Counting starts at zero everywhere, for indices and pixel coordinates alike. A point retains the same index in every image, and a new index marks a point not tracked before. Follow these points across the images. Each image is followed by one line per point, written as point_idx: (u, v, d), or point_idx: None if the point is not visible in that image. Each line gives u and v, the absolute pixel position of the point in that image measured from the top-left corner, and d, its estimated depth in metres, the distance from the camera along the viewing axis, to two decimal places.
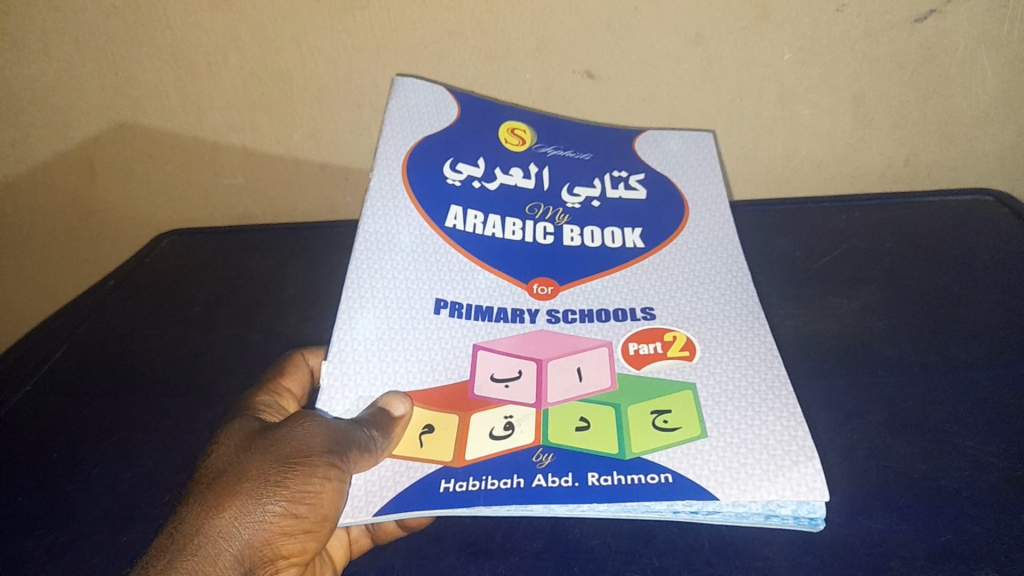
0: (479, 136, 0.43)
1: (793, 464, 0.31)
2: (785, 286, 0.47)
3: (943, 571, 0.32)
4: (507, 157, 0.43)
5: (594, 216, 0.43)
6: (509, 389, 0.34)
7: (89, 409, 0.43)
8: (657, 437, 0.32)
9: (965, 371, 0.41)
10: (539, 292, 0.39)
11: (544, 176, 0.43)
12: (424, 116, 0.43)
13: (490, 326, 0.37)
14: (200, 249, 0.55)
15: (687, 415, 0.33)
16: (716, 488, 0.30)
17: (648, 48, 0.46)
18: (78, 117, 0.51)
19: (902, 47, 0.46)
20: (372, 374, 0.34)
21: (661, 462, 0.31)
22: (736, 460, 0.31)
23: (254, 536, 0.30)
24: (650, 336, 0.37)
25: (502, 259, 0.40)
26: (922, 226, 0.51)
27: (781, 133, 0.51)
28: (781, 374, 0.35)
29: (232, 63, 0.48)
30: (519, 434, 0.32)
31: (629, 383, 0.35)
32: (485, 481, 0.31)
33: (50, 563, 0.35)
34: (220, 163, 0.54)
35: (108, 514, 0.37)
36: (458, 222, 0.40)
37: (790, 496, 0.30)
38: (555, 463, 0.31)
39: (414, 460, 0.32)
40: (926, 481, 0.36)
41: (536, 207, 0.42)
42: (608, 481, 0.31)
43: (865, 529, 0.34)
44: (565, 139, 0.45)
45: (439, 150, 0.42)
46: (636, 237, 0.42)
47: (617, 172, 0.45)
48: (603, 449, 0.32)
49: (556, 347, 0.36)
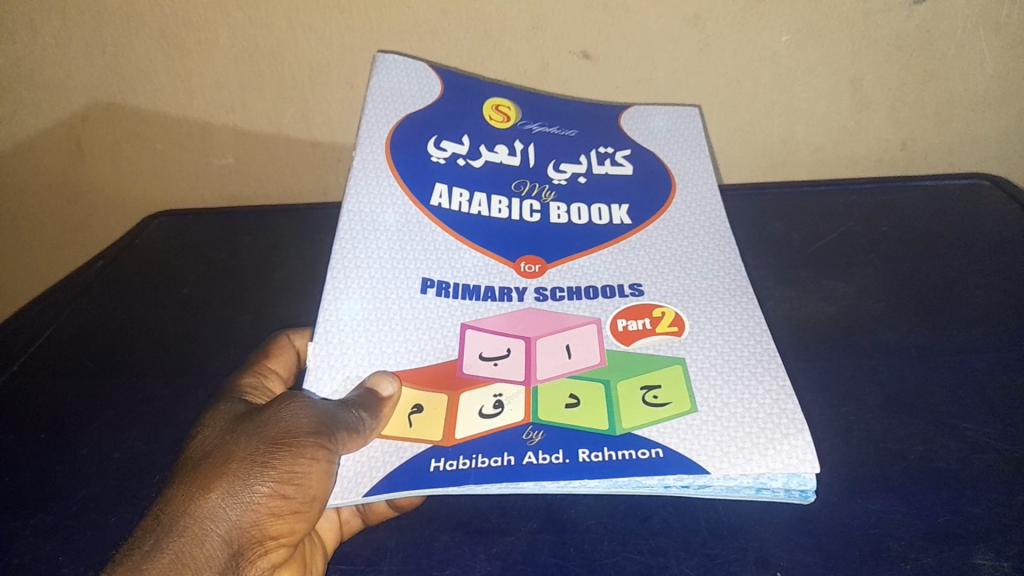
0: (462, 113, 0.43)
1: (783, 436, 0.31)
2: (781, 269, 0.47)
3: (941, 551, 0.32)
4: (492, 134, 0.43)
5: (580, 193, 0.42)
6: (497, 367, 0.34)
7: (79, 389, 0.42)
8: (647, 413, 0.32)
9: (961, 354, 0.41)
10: (527, 270, 0.38)
11: (530, 153, 0.43)
12: (406, 94, 0.42)
13: (477, 305, 0.36)
14: (190, 230, 0.55)
15: (677, 390, 0.33)
16: (707, 461, 0.30)
17: (646, 29, 0.46)
18: (65, 94, 0.50)
19: (900, 31, 0.45)
20: (358, 354, 0.34)
21: (652, 438, 0.31)
22: (726, 434, 0.31)
23: (243, 517, 0.29)
24: (638, 312, 0.36)
25: (488, 237, 0.39)
26: (920, 208, 0.51)
27: (777, 117, 0.50)
28: (770, 348, 0.34)
29: (224, 41, 0.47)
30: (508, 412, 0.32)
31: (619, 359, 0.34)
32: (475, 460, 0.30)
33: (37, 545, 0.34)
34: (210, 142, 0.53)
35: (96, 496, 0.36)
36: (443, 201, 0.40)
37: (780, 469, 0.30)
38: (545, 441, 0.31)
39: (403, 440, 0.31)
40: (923, 462, 0.36)
41: (521, 185, 0.42)
42: (599, 457, 0.30)
43: (862, 510, 0.34)
44: (551, 116, 0.45)
45: (422, 128, 0.42)
46: (622, 214, 0.42)
47: (603, 149, 0.44)
48: (592, 426, 0.31)
49: (545, 325, 0.36)
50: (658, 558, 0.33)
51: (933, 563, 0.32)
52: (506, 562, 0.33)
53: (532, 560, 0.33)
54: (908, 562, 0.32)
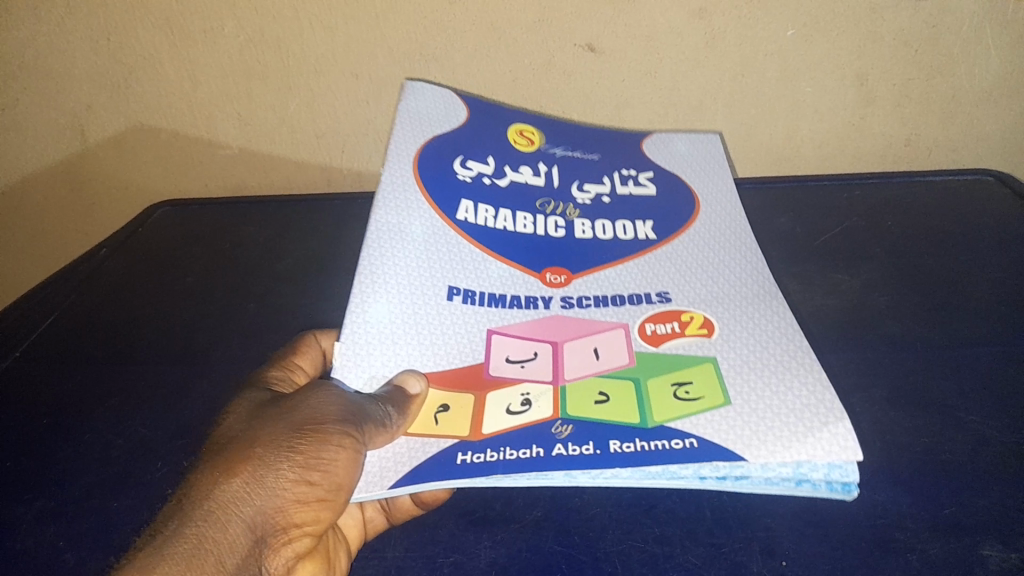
0: (487, 137, 0.44)
1: (822, 424, 0.31)
2: (787, 263, 0.47)
3: (946, 543, 0.32)
4: (516, 157, 0.44)
5: (605, 212, 0.43)
6: (524, 369, 0.34)
7: (82, 376, 0.42)
8: (678, 407, 0.32)
9: (967, 347, 0.41)
10: (552, 280, 0.39)
11: (554, 174, 0.44)
12: (435, 119, 0.44)
13: (503, 313, 0.37)
14: (196, 218, 0.54)
15: (709, 385, 0.33)
16: (744, 450, 0.30)
17: (653, 22, 0.46)
18: (69, 82, 0.50)
19: (907, 26, 0.46)
20: (385, 359, 0.34)
21: (684, 429, 0.31)
22: (761, 424, 0.31)
23: (267, 503, 0.30)
24: (666, 317, 0.36)
25: (513, 250, 0.40)
26: (924, 206, 0.51)
27: (783, 112, 0.50)
28: (803, 345, 0.35)
29: (229, 30, 0.48)
30: (537, 408, 0.32)
31: (648, 358, 0.34)
32: (504, 451, 0.30)
33: (40, 530, 0.34)
34: (213, 133, 0.53)
35: (98, 482, 0.36)
36: (469, 216, 0.41)
37: (821, 456, 0.30)
38: (574, 434, 0.31)
39: (428, 437, 0.31)
40: (928, 455, 0.36)
41: (546, 204, 0.42)
42: (630, 447, 0.30)
43: (867, 501, 0.34)
44: (573, 141, 0.46)
45: (448, 149, 0.43)
46: (647, 229, 0.42)
47: (625, 171, 0.45)
48: (623, 419, 0.32)
49: (570, 329, 0.36)
50: (663, 546, 0.33)
51: (938, 554, 0.32)
52: (510, 550, 0.33)
53: (537, 548, 0.33)
54: (913, 553, 0.32)
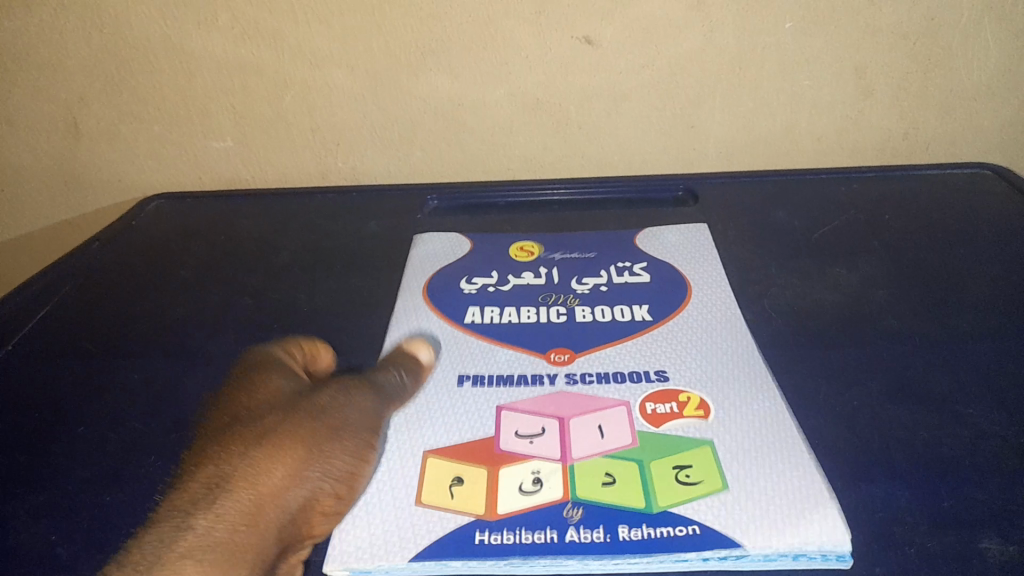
0: (492, 259, 0.46)
1: (812, 511, 0.29)
2: (782, 257, 0.46)
3: (945, 537, 0.29)
4: (518, 266, 0.46)
5: (604, 298, 0.43)
6: (533, 444, 0.33)
7: (78, 370, 0.41)
8: (678, 493, 0.30)
9: (965, 343, 0.39)
10: (556, 359, 0.38)
11: (554, 275, 0.45)
12: (441, 256, 0.47)
13: (512, 390, 0.36)
14: (190, 213, 0.54)
15: (708, 469, 0.31)
16: (743, 534, 0.28)
17: (651, 15, 0.47)
18: (62, 75, 0.50)
19: (905, 19, 0.47)
20: (400, 435, 0.33)
21: (688, 515, 0.29)
22: (760, 508, 0.29)
23: (288, 494, 0.29)
24: (664, 397, 0.35)
25: (520, 338, 0.39)
26: (922, 202, 0.50)
27: (780, 105, 0.51)
28: (795, 435, 0.33)
29: (223, 22, 0.48)
30: (548, 488, 0.30)
31: (651, 441, 0.32)
32: (520, 534, 0.29)
33: (35, 525, 0.33)
34: (208, 126, 0.53)
35: (94, 477, 0.35)
36: (475, 317, 0.42)
37: (814, 542, 0.28)
38: (587, 517, 0.29)
39: (446, 509, 0.30)
40: (927, 449, 0.33)
41: (547, 297, 0.43)
42: (638, 536, 0.28)
43: (863, 494, 0.31)
44: (573, 246, 0.47)
45: (453, 275, 0.45)
46: (643, 312, 0.41)
47: (622, 264, 0.45)
48: (630, 505, 0.30)
49: (575, 406, 0.35)
50: None
51: (938, 548, 0.28)
52: None
53: None
54: (912, 547, 0.29)
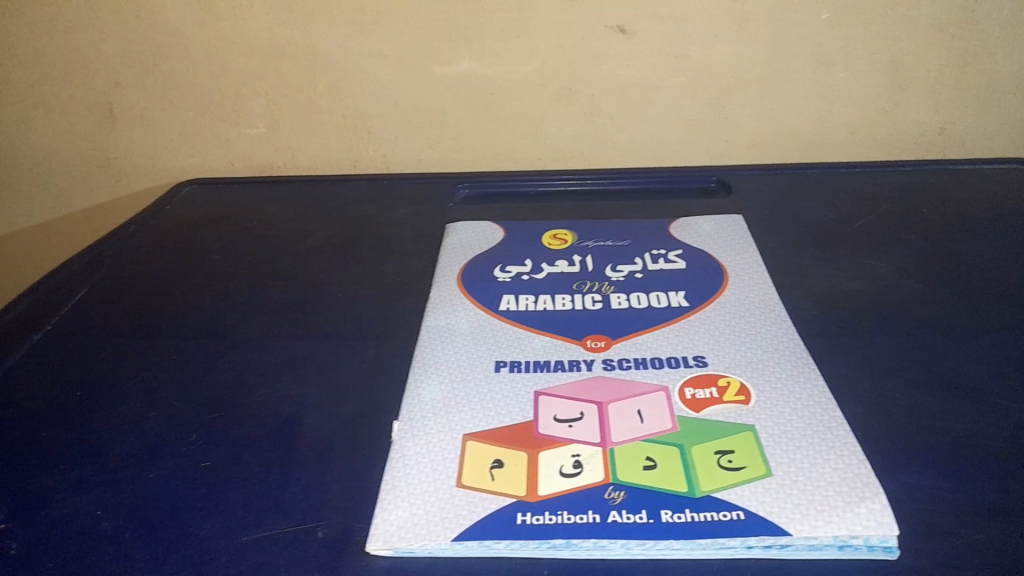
0: (525, 247, 0.46)
1: (859, 500, 0.28)
2: (817, 247, 0.46)
3: (987, 527, 0.28)
4: (552, 253, 0.46)
5: (638, 285, 0.42)
6: (572, 429, 0.32)
7: (114, 339, 0.41)
8: (722, 476, 0.29)
9: (1005, 334, 0.38)
10: (592, 345, 0.38)
11: (588, 262, 0.45)
12: (474, 243, 0.47)
13: (550, 376, 0.36)
14: (221, 198, 0.54)
15: (750, 454, 0.30)
16: (788, 522, 0.27)
17: (686, 5, 0.47)
18: (98, 60, 0.51)
19: (942, 9, 0.47)
20: (440, 425, 0.33)
21: (731, 500, 0.28)
22: (806, 496, 0.28)
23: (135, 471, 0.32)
24: (703, 383, 0.35)
25: (556, 325, 0.39)
26: (957, 192, 0.49)
27: (812, 97, 0.51)
28: (837, 416, 0.33)
29: (259, 8, 0.48)
30: (588, 472, 0.30)
31: (690, 425, 0.32)
32: (561, 516, 0.28)
33: (75, 472, 0.32)
34: (240, 112, 0.53)
35: (133, 429, 0.34)
36: (510, 305, 0.41)
37: (860, 532, 0.27)
38: (628, 500, 0.29)
39: (488, 492, 0.29)
40: (967, 441, 0.32)
41: (582, 284, 0.43)
42: (682, 518, 0.28)
43: (903, 485, 0.30)
44: (606, 235, 0.47)
45: (486, 264, 0.45)
46: (679, 298, 0.41)
47: (656, 252, 0.45)
48: (672, 487, 0.29)
49: (613, 391, 0.34)
50: None
51: (984, 539, 0.27)
52: None
53: None
54: (957, 537, 0.27)
